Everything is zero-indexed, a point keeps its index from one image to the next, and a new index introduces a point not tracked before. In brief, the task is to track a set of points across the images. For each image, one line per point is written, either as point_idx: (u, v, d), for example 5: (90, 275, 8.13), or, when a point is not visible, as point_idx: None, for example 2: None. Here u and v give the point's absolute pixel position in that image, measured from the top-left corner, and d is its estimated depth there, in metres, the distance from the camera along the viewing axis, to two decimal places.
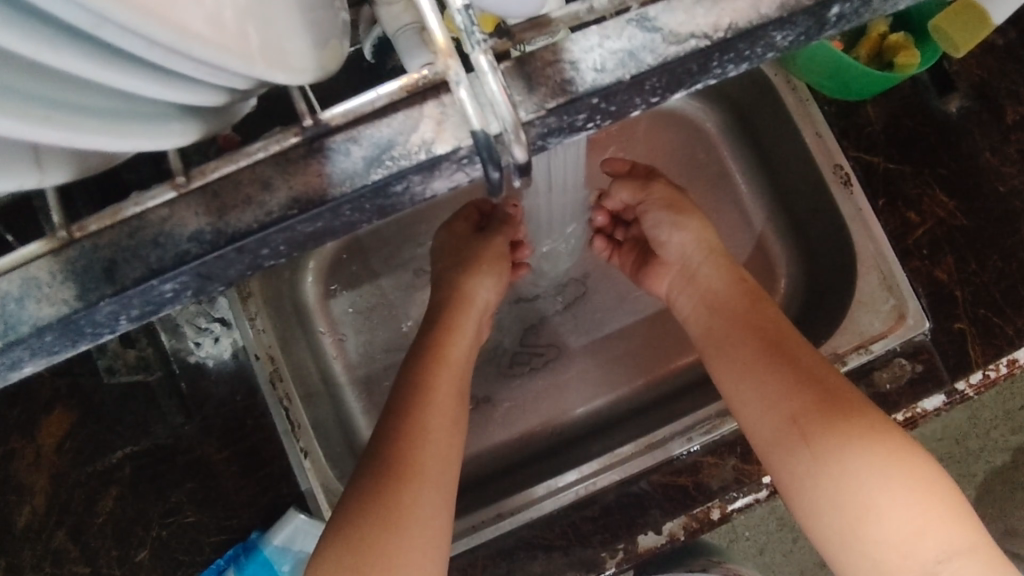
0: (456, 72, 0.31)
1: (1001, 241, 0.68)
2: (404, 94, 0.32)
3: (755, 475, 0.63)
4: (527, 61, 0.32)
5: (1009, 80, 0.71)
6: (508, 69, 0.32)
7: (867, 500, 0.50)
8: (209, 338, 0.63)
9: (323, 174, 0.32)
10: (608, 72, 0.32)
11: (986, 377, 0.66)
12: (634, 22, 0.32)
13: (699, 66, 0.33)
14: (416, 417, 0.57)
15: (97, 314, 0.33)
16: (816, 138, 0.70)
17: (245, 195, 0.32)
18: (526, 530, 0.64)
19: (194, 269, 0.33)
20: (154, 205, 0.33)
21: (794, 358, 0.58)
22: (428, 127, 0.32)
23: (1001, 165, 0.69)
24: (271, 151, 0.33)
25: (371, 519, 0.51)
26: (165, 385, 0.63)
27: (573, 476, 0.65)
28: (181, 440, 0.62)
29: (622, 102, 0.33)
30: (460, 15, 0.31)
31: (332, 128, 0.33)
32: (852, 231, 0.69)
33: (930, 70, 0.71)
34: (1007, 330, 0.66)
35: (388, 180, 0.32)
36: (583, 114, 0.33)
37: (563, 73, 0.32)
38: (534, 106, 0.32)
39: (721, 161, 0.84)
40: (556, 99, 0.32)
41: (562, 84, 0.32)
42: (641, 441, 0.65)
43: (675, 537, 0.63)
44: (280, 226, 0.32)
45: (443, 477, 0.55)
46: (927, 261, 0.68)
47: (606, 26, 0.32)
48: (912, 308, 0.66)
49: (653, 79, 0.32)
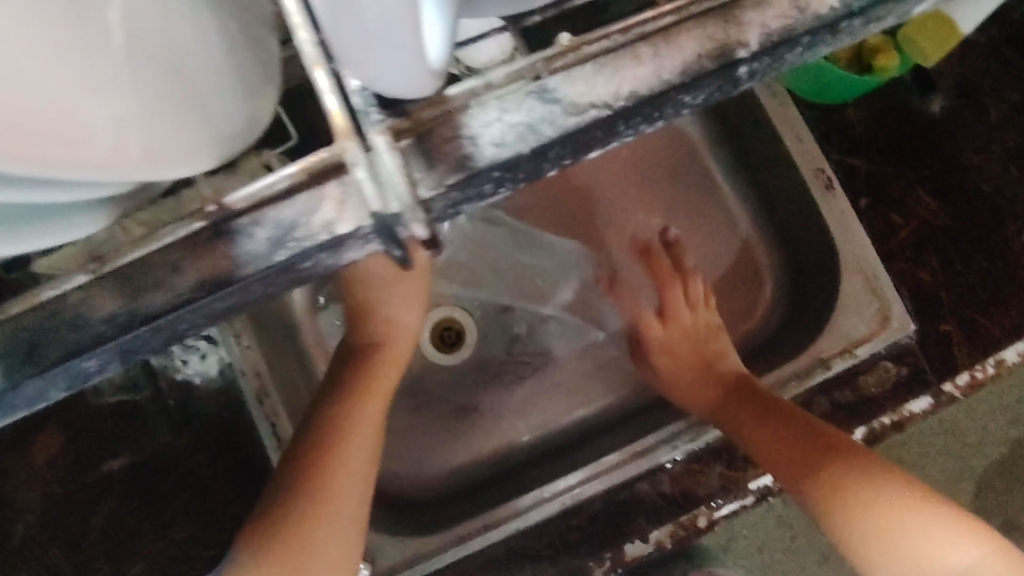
0: (353, 154, 0.30)
1: (986, 242, 0.69)
2: (303, 176, 0.31)
3: (742, 483, 0.64)
4: (425, 137, 0.31)
5: (990, 79, 0.72)
6: (408, 146, 0.31)
7: (923, 551, 0.49)
8: (195, 355, 0.64)
9: (230, 256, 0.32)
10: (509, 145, 0.31)
11: (973, 378, 0.66)
12: (533, 94, 0.31)
13: (605, 132, 0.32)
14: (337, 444, 0.55)
15: (24, 392, 0.33)
16: (795, 141, 0.70)
17: (155, 278, 0.32)
18: (514, 540, 0.64)
19: (113, 348, 0.32)
20: (69, 288, 0.32)
21: (796, 425, 0.60)
22: (329, 208, 0.31)
23: (985, 164, 0.70)
24: (178, 235, 0.32)
25: (279, 531, 0.49)
26: (153, 403, 0.63)
27: (561, 485, 0.66)
28: (169, 455, 0.63)
29: (529, 170, 0.32)
30: (358, 97, 0.30)
31: (237, 211, 0.32)
32: (834, 234, 0.69)
33: (911, 71, 0.71)
34: (994, 330, 0.67)
35: (291, 261, 0.31)
36: (487, 185, 0.32)
37: (462, 148, 0.31)
38: (434, 184, 0.31)
39: (703, 163, 0.81)
40: (455, 176, 0.31)
41: (461, 160, 0.31)
42: (626, 450, 0.66)
43: (662, 545, 0.63)
44: (191, 307, 0.32)
45: (345, 502, 0.53)
46: (911, 262, 0.69)
47: (505, 98, 0.31)
48: (897, 310, 0.66)
49: (556, 149, 0.32)
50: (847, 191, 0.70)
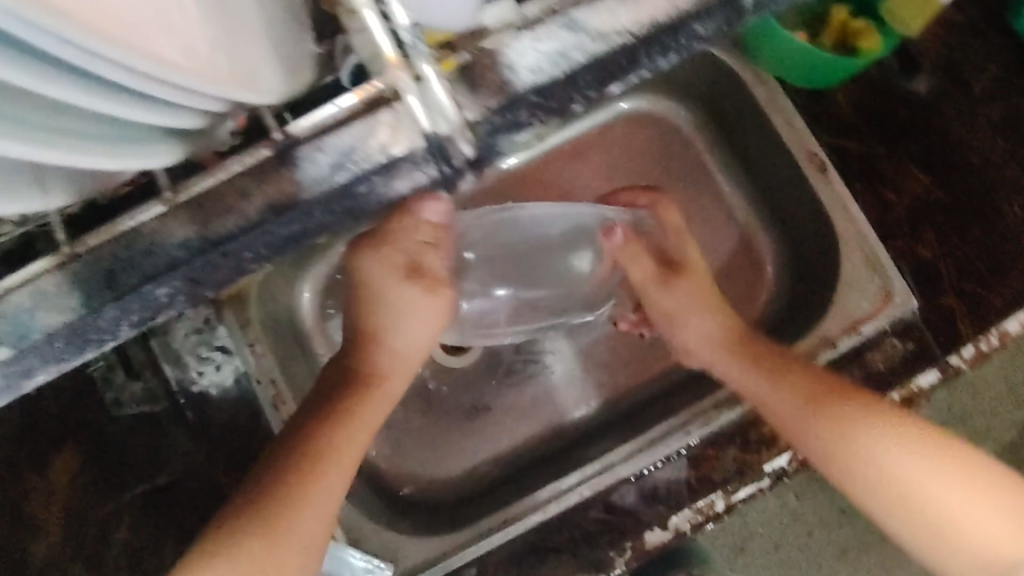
0: (405, 82, 0.37)
1: (981, 216, 0.70)
2: (359, 105, 0.39)
3: (757, 465, 0.64)
4: (469, 68, 0.38)
5: (971, 58, 0.73)
6: (453, 78, 0.38)
7: (944, 497, 0.52)
8: (211, 366, 0.64)
9: (295, 179, 0.39)
10: (543, 71, 0.38)
11: (978, 350, 0.67)
12: (565, 26, 0.38)
13: (627, 60, 0.39)
14: (306, 469, 0.54)
15: (101, 320, 0.39)
16: (789, 127, 0.71)
17: (227, 205, 0.39)
18: (533, 534, 0.65)
19: (183, 272, 0.38)
20: (146, 217, 0.39)
21: (792, 364, 0.61)
22: (383, 133, 0.38)
23: (974, 138, 0.71)
24: (246, 163, 0.39)
25: (257, 539, 0.51)
26: (172, 415, 0.64)
27: (575, 477, 0.66)
28: (189, 469, 0.64)
29: (560, 98, 0.39)
30: (405, 32, 0.37)
31: (300, 140, 0.39)
32: (833, 215, 0.70)
33: (893, 53, 0.73)
34: (995, 302, 0.68)
35: (351, 181, 0.38)
36: (523, 111, 0.38)
37: (501, 75, 0.38)
38: (478, 108, 0.38)
39: (699, 156, 0.83)
40: (496, 99, 0.38)
41: (501, 84, 0.38)
42: (639, 440, 0.67)
43: (681, 532, 0.64)
44: (259, 229, 0.39)
45: (310, 521, 0.53)
46: (908, 239, 0.70)
47: (539, 31, 0.38)
48: (898, 287, 0.67)
49: (585, 74, 0.38)
50: (842, 172, 0.72)
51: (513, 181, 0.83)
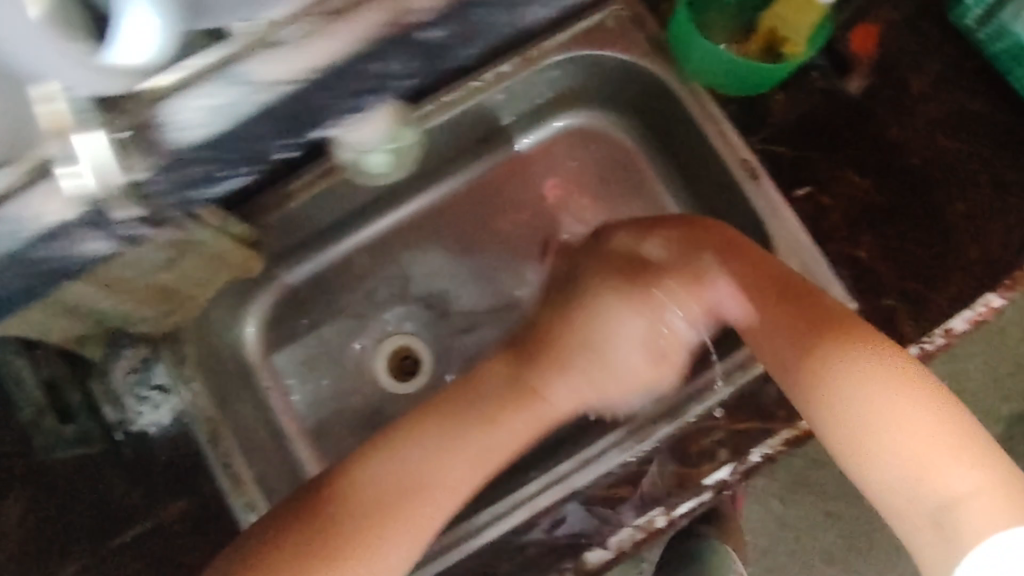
0: (59, 151, 0.27)
1: (919, 214, 0.70)
2: (16, 176, 0.27)
3: (697, 479, 0.64)
4: (137, 131, 0.28)
5: (907, 54, 0.72)
6: (119, 141, 0.27)
7: (920, 442, 0.51)
8: (150, 405, 0.64)
9: None
10: (209, 126, 0.28)
11: (921, 351, 0.67)
12: (222, 71, 0.28)
13: (312, 99, 0.30)
14: (379, 510, 0.55)
15: None
16: (717, 132, 0.68)
17: None
18: (474, 560, 0.64)
19: None
20: None
21: (788, 282, 0.61)
22: (46, 203, 0.28)
23: (908, 137, 0.71)
24: None
25: (298, 573, 0.52)
26: (109, 456, 0.63)
27: (508, 502, 0.64)
28: (129, 509, 0.63)
29: (246, 147, 0.31)
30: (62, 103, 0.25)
31: None
32: (765, 221, 0.68)
33: (828, 54, 0.72)
34: (938, 301, 0.68)
35: (25, 249, 0.29)
36: (203, 169, 0.30)
37: (158, 134, 0.28)
38: (146, 167, 0.28)
39: (639, 171, 0.78)
40: (158, 162, 0.29)
41: (157, 144, 0.28)
42: (575, 458, 0.64)
43: (623, 550, 0.64)
44: None
45: (397, 548, 0.55)
46: (845, 243, 0.69)
47: (199, 79, 0.27)
48: (836, 293, 0.66)
49: (263, 121, 0.30)
50: (777, 179, 0.71)
51: (462, 201, 0.76)
